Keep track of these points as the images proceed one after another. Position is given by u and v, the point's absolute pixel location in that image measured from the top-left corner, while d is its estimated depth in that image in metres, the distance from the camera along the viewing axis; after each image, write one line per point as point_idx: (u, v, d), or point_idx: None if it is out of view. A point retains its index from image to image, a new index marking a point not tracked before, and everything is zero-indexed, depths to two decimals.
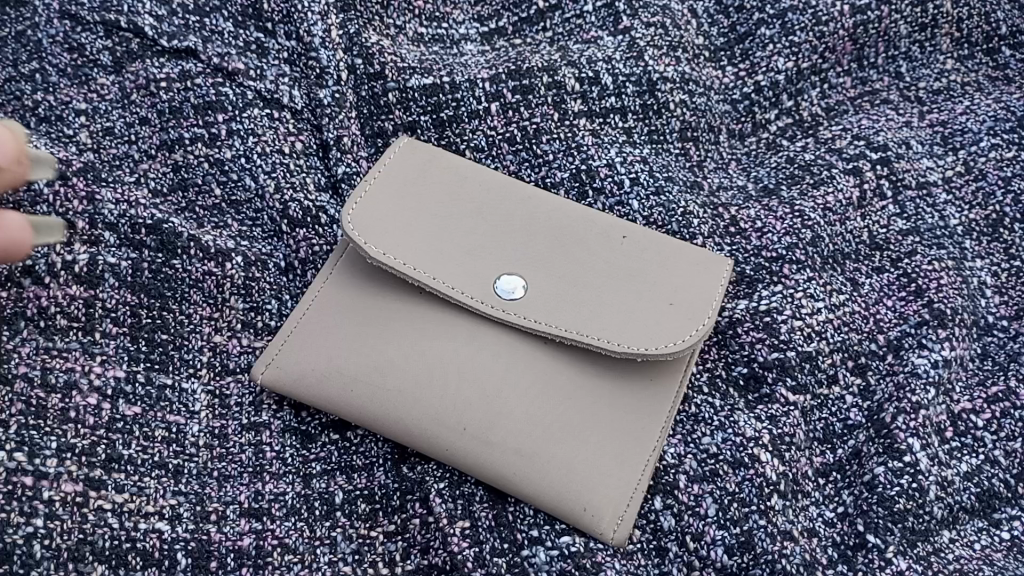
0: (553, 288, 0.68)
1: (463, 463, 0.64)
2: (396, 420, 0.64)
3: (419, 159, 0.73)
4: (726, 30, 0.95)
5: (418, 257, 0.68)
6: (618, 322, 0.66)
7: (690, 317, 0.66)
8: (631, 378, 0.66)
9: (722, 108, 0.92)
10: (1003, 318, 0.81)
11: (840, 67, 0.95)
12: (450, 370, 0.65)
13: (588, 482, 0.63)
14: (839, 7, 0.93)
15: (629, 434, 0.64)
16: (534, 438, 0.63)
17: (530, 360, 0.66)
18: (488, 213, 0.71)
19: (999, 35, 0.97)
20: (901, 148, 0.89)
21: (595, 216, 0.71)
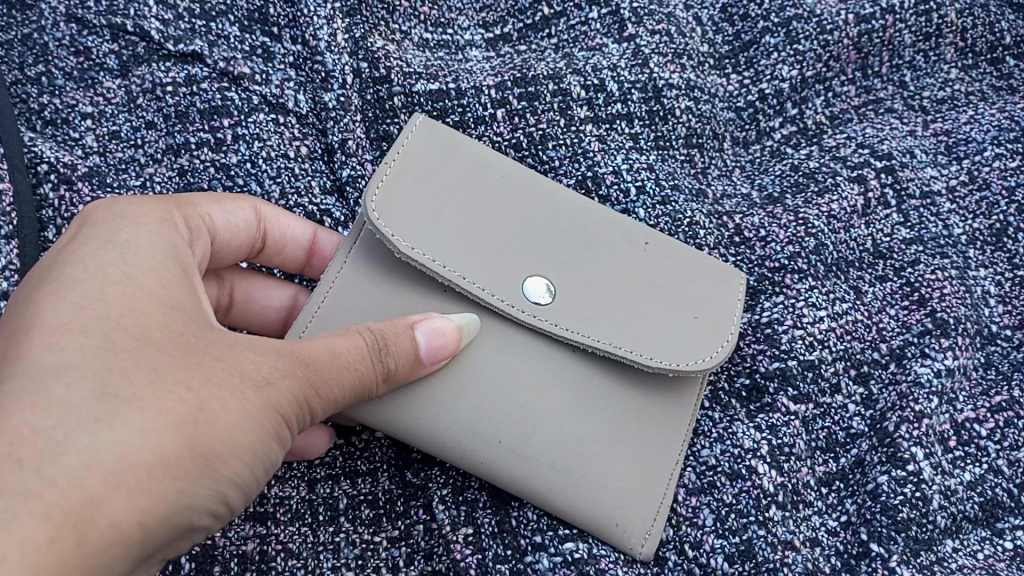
0: (584, 295, 0.66)
1: (496, 476, 0.62)
2: (427, 430, 0.61)
3: (439, 143, 0.67)
4: (732, 38, 0.95)
5: (450, 254, 0.63)
6: (653, 337, 0.65)
7: (714, 333, 0.67)
8: (655, 392, 0.66)
9: (727, 116, 0.92)
10: (1007, 328, 0.81)
11: (844, 76, 0.95)
12: (484, 378, 0.62)
13: (620, 497, 0.63)
14: (843, 16, 0.94)
15: (654, 449, 0.65)
16: (569, 452, 0.62)
17: (563, 369, 0.64)
18: (514, 206, 0.67)
19: (1003, 45, 0.98)
20: (905, 157, 0.89)
21: (617, 219, 0.70)
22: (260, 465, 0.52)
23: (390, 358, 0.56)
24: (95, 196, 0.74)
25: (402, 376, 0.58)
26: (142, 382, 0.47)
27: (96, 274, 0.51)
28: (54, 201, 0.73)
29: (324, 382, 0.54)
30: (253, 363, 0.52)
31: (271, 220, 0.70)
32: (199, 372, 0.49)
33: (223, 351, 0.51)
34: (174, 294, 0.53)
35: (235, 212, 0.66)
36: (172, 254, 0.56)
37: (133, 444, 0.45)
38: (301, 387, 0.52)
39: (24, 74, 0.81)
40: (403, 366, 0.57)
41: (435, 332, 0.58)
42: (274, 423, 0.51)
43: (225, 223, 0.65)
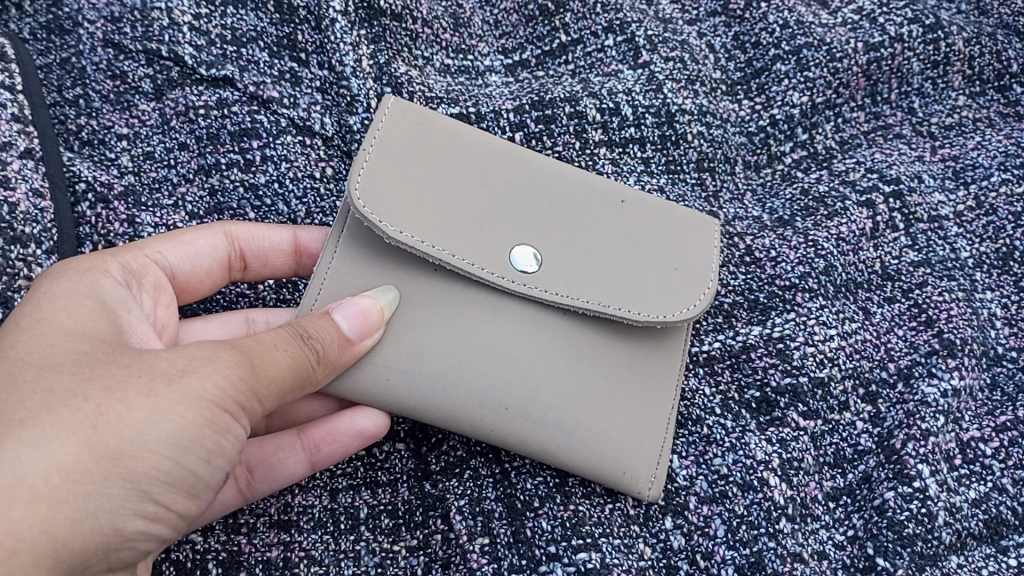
0: (571, 256, 0.67)
1: (507, 441, 0.64)
2: (435, 406, 0.62)
3: (410, 121, 0.67)
4: (743, 65, 0.98)
5: (435, 231, 0.63)
6: (640, 295, 0.67)
7: (697, 280, 0.69)
8: (642, 345, 0.69)
9: (738, 140, 0.94)
10: (1013, 349, 0.82)
11: (854, 102, 0.97)
12: (482, 350, 0.64)
13: (625, 448, 0.66)
14: (853, 44, 0.96)
15: (650, 398, 0.68)
16: (572, 411, 0.65)
17: (556, 333, 0.66)
18: (494, 178, 0.68)
19: (1010, 73, 1.00)
20: (913, 182, 0.91)
21: (592, 181, 0.71)
22: (198, 460, 0.52)
23: (316, 340, 0.57)
24: (131, 214, 0.78)
25: (337, 359, 0.59)
26: (37, 403, 0.49)
27: (18, 317, 0.55)
28: (91, 218, 0.77)
29: (246, 369, 0.54)
30: (166, 360, 0.53)
31: (242, 237, 0.72)
32: (103, 380, 0.51)
33: (132, 360, 0.53)
34: (85, 319, 0.55)
35: (196, 240, 0.70)
36: (98, 290, 0.59)
37: (25, 457, 0.47)
38: (224, 372, 0.53)
39: (63, 96, 0.84)
40: (333, 350, 0.58)
41: (356, 315, 0.59)
42: (198, 415, 0.51)
43: (182, 248, 0.69)
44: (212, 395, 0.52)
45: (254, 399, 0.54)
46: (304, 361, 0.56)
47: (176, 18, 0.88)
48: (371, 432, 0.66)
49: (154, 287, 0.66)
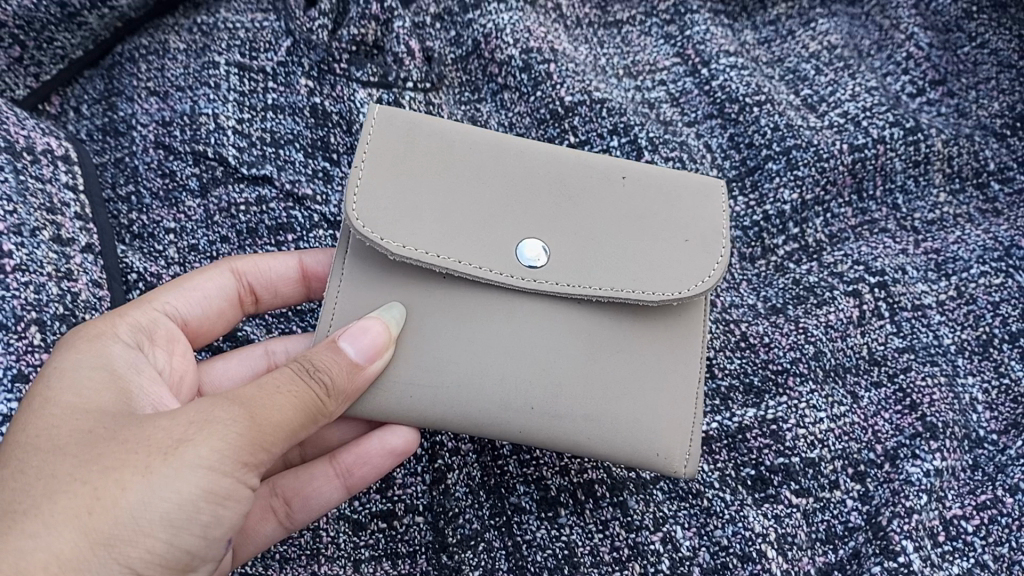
0: (578, 243, 0.71)
1: (536, 439, 0.69)
2: (460, 412, 0.67)
3: (399, 130, 0.71)
4: (739, 164, 1.06)
5: (440, 240, 0.68)
6: (651, 272, 0.70)
7: (705, 252, 0.72)
8: (661, 323, 0.72)
9: (733, 234, 1.02)
10: (993, 432, 0.88)
11: (841, 199, 1.05)
12: (501, 353, 0.68)
13: (654, 430, 0.70)
14: (838, 146, 1.05)
15: (674, 375, 0.72)
16: (596, 400, 0.69)
17: (572, 327, 0.70)
18: (495, 175, 0.71)
19: (988, 171, 1.08)
20: (897, 274, 0.99)
21: (593, 160, 0.74)
22: (191, 536, 0.57)
23: (326, 373, 0.62)
24: None
25: (345, 389, 0.63)
26: (43, 494, 0.55)
27: (38, 400, 0.61)
28: None
29: (242, 436, 0.57)
30: (164, 433, 0.57)
31: (246, 271, 0.80)
32: (104, 460, 0.56)
33: (132, 433, 0.58)
34: (99, 394, 0.62)
35: (203, 282, 0.77)
36: (110, 360, 0.65)
37: (28, 550, 0.52)
38: (231, 425, 0.57)
39: (116, 193, 0.93)
40: (336, 386, 0.62)
41: (361, 347, 0.64)
42: (195, 489, 0.56)
43: (194, 291, 0.76)
44: (217, 457, 0.57)
45: (264, 448, 0.59)
46: (313, 399, 0.61)
47: (222, 122, 0.98)
48: (400, 449, 0.71)
49: (171, 335, 0.73)
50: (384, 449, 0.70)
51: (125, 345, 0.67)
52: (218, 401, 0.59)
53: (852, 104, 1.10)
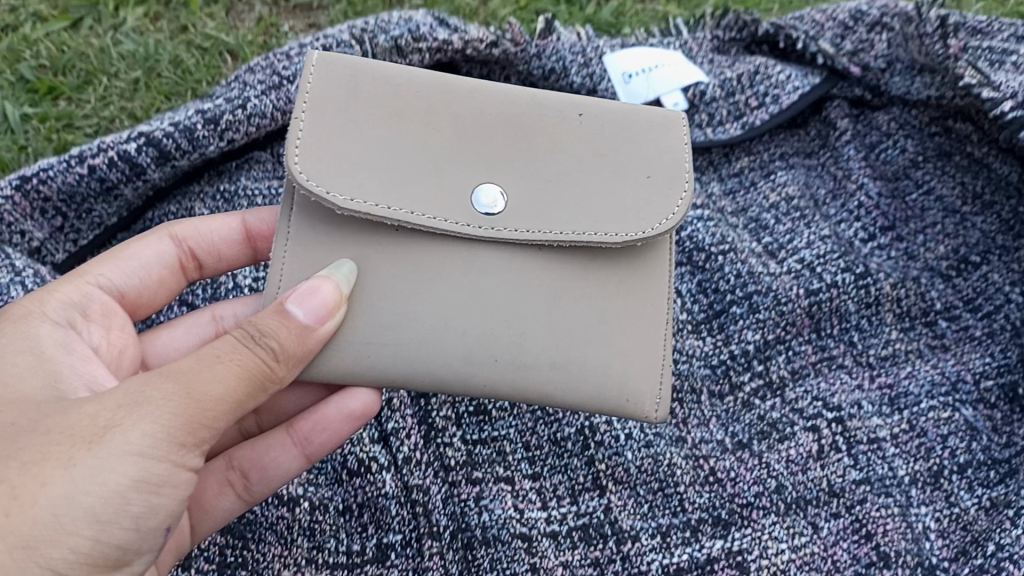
0: (533, 186, 0.86)
1: (503, 384, 0.85)
2: (435, 362, 0.83)
3: (358, 84, 0.85)
4: (706, 307, 1.17)
5: (400, 193, 0.82)
6: (611, 212, 0.87)
7: (661, 192, 0.89)
8: (613, 270, 0.89)
9: (702, 372, 1.12)
10: (944, 559, 1.00)
11: (801, 336, 1.15)
12: (468, 308, 0.85)
13: (611, 370, 0.88)
14: (795, 290, 1.17)
15: (626, 319, 0.89)
16: (557, 350, 0.86)
17: (533, 276, 0.86)
18: (457, 125, 0.86)
19: (935, 309, 1.19)
20: (852, 408, 1.09)
21: (553, 104, 0.89)
22: (112, 529, 0.72)
23: (274, 338, 0.76)
24: None
25: (282, 359, 0.77)
26: None
27: None
28: None
29: (172, 417, 0.72)
30: (95, 423, 0.72)
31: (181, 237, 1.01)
32: (34, 452, 0.71)
33: (62, 425, 0.72)
34: (25, 371, 0.80)
35: (141, 251, 0.98)
36: (36, 336, 0.84)
37: None
38: (178, 387, 0.72)
39: None
40: (270, 356, 0.76)
41: (294, 321, 0.77)
42: (120, 481, 0.71)
43: (133, 259, 0.98)
44: (161, 424, 0.72)
45: (206, 415, 0.73)
46: (260, 364, 0.75)
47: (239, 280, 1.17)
48: (353, 412, 0.89)
49: (112, 310, 0.94)
50: (337, 417, 0.88)
51: (59, 328, 0.87)
52: (159, 379, 0.73)
53: (807, 252, 1.23)
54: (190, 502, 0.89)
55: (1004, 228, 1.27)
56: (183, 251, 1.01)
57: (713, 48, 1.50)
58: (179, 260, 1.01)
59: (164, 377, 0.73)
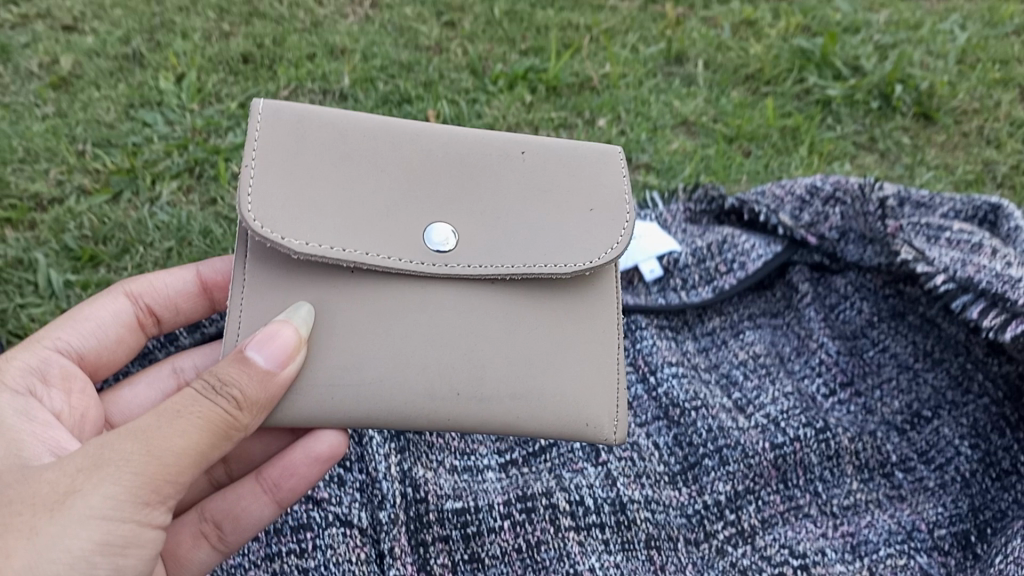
0: (482, 220, 1.07)
1: (465, 415, 1.05)
2: (402, 396, 1.02)
3: (317, 135, 1.05)
4: (681, 459, 1.30)
5: (355, 235, 1.01)
6: (558, 241, 1.09)
7: (603, 221, 1.12)
8: (558, 305, 1.11)
9: (679, 520, 1.24)
10: None
11: (770, 487, 1.28)
12: (429, 346, 1.04)
13: (566, 392, 1.09)
14: (761, 445, 1.29)
15: (570, 349, 1.10)
16: (515, 383, 1.07)
17: (485, 313, 1.07)
18: (412, 171, 1.07)
19: (891, 461, 1.31)
20: (817, 556, 1.21)
21: (502, 148, 1.12)
22: None
23: (234, 386, 0.92)
24: None
25: (242, 408, 0.93)
26: None
27: None
28: None
29: (136, 474, 0.87)
30: (64, 486, 0.86)
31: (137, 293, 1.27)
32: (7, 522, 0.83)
33: (30, 494, 0.86)
34: None
35: (101, 312, 1.24)
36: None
37: None
38: (146, 439, 0.88)
39: None
40: (234, 407, 0.92)
41: (251, 376, 0.93)
42: (84, 544, 0.85)
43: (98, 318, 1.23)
44: (128, 477, 0.87)
45: (170, 467, 0.89)
46: (220, 415, 0.91)
47: None
48: (318, 455, 1.08)
49: (68, 373, 1.17)
50: (305, 462, 1.07)
51: (19, 397, 1.09)
52: (130, 434, 0.88)
53: (773, 406, 1.37)
54: (168, 554, 1.05)
55: (953, 384, 1.38)
56: (138, 307, 1.27)
57: (686, 218, 1.72)
58: (140, 316, 1.28)
59: (130, 434, 0.88)
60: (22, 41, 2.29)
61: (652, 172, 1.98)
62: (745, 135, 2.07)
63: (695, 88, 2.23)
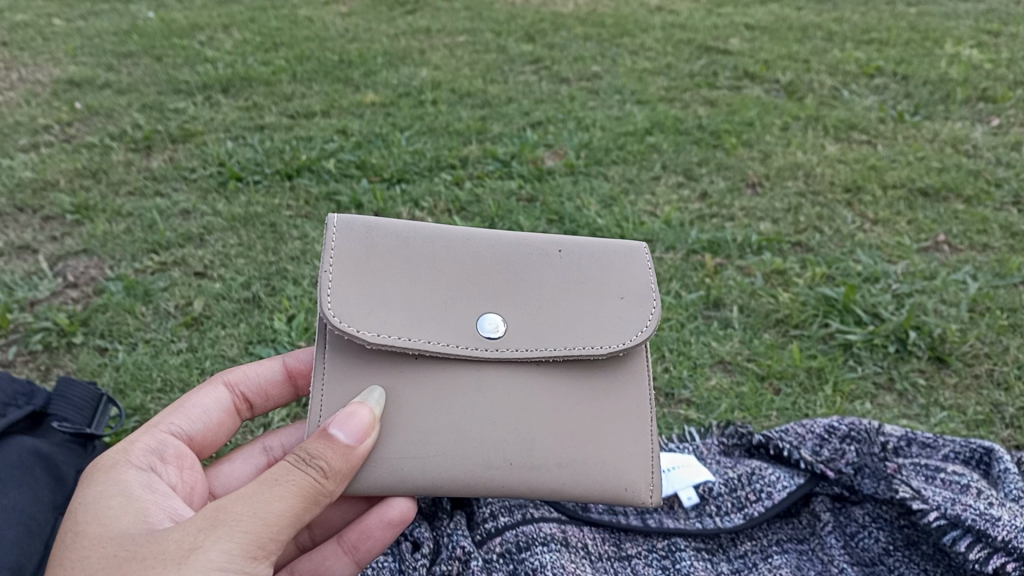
0: (524, 310, 1.55)
1: (519, 478, 1.48)
2: (468, 464, 1.46)
3: (395, 247, 1.56)
4: None
5: (427, 328, 1.48)
6: (588, 326, 1.56)
7: (625, 308, 1.60)
8: (582, 387, 1.56)
9: None
10: None
11: None
12: (485, 426, 1.49)
13: (597, 455, 1.53)
14: None
15: (598, 420, 1.55)
16: (558, 453, 1.51)
17: (530, 398, 1.52)
18: (470, 273, 1.56)
19: None
20: None
21: (540, 254, 1.62)
22: None
23: (320, 458, 1.33)
24: None
25: (324, 479, 1.33)
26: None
27: (81, 515, 1.37)
28: None
29: (250, 525, 1.26)
30: (199, 536, 1.24)
31: (237, 384, 1.81)
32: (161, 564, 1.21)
33: (173, 544, 1.24)
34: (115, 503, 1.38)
35: (207, 400, 1.75)
36: (129, 478, 1.46)
37: None
38: (254, 504, 1.28)
39: None
40: (318, 478, 1.33)
41: (330, 454, 1.34)
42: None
43: (207, 405, 1.75)
44: (241, 533, 1.25)
45: (271, 526, 1.28)
46: (310, 482, 1.32)
47: None
48: (384, 522, 1.50)
49: (178, 453, 1.62)
50: (374, 533, 1.51)
51: (143, 473, 1.49)
52: (247, 498, 1.28)
53: None
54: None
55: None
56: (236, 394, 1.81)
57: (720, 449, 2.02)
58: (240, 404, 1.82)
59: (244, 500, 1.28)
60: (162, 285, 2.77)
61: (692, 406, 2.26)
62: (774, 374, 2.35)
63: (731, 329, 2.56)
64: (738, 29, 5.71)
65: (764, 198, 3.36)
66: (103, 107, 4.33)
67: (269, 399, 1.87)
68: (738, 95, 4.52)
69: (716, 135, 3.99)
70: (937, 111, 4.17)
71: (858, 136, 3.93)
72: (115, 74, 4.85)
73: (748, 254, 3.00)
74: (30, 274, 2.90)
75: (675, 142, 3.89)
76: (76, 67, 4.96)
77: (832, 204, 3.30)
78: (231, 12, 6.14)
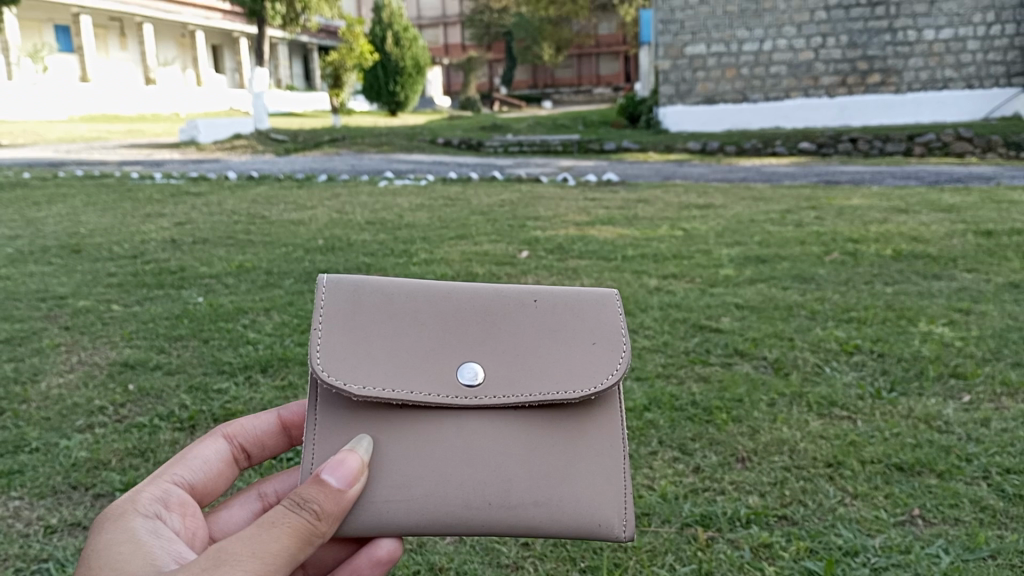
0: (501, 355, 2.27)
1: (494, 514, 2.14)
2: (456, 506, 2.13)
3: (401, 310, 2.30)
4: None
5: (418, 382, 2.20)
6: (555, 372, 2.27)
7: (590, 350, 2.33)
8: (543, 435, 2.24)
9: None
10: None
11: None
12: (465, 477, 2.16)
13: (560, 493, 2.20)
14: None
15: (558, 462, 2.22)
16: (527, 493, 2.17)
17: (505, 447, 2.20)
18: (456, 331, 2.29)
19: None
20: None
21: (518, 304, 2.36)
22: None
23: (313, 503, 1.95)
24: None
25: (313, 522, 1.93)
26: None
27: (115, 557, 1.93)
28: None
29: (259, 548, 1.84)
30: (222, 554, 1.82)
31: (234, 438, 2.64)
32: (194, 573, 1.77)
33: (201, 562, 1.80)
34: (135, 555, 1.95)
35: (210, 453, 2.55)
36: (135, 519, 2.10)
37: None
38: (258, 537, 1.85)
39: None
40: (309, 523, 1.92)
41: (317, 509, 1.95)
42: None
43: (212, 454, 2.56)
44: (247, 560, 1.82)
45: (275, 556, 1.85)
46: (304, 524, 1.91)
47: None
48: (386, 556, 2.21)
49: (182, 501, 2.33)
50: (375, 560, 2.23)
51: (145, 513, 2.16)
52: (257, 531, 1.87)
53: None
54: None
55: None
56: (235, 448, 2.63)
57: None
58: (239, 455, 2.65)
59: (253, 533, 1.86)
60: None
61: None
62: None
63: None
64: (729, 308, 6.29)
65: (752, 472, 3.66)
66: (153, 388, 4.80)
67: (260, 446, 2.69)
68: (729, 372, 4.96)
69: (708, 409, 4.37)
70: (911, 388, 4.56)
71: (838, 411, 4.29)
72: (166, 356, 5.39)
73: (737, 526, 3.25)
74: (80, 550, 3.19)
75: (671, 417, 4.26)
76: (130, 351, 5.51)
77: (814, 477, 3.59)
78: (271, 296, 6.83)
